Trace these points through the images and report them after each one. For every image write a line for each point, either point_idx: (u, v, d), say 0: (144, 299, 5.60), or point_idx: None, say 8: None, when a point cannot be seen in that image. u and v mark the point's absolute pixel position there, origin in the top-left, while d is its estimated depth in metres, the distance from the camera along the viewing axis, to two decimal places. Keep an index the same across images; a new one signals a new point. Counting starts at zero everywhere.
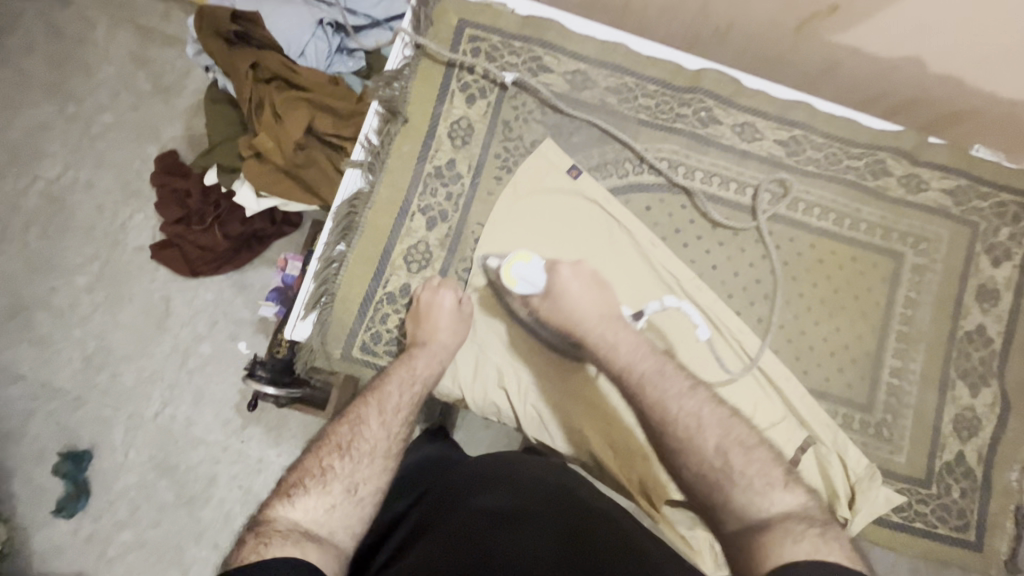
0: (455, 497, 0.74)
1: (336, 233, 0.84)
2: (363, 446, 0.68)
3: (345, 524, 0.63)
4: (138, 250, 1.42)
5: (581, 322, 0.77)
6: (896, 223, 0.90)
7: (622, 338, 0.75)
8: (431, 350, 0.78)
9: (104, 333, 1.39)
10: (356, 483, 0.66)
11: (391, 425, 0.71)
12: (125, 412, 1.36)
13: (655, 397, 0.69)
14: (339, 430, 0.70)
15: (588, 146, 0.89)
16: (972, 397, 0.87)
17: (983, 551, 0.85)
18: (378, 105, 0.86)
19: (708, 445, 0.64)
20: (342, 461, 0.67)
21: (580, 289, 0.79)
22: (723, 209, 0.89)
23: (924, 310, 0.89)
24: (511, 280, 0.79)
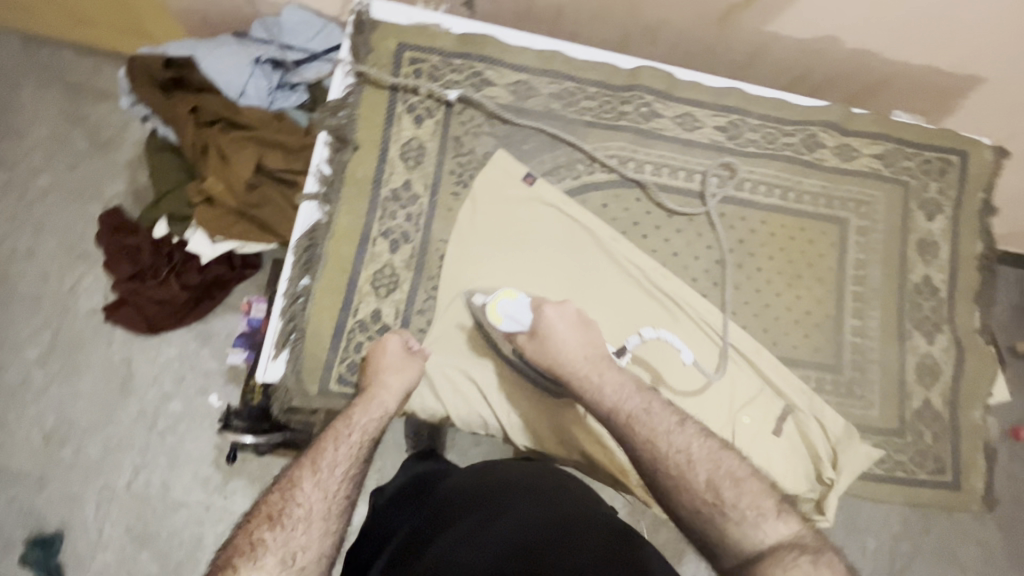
0: (444, 518, 0.73)
1: (297, 267, 0.83)
2: (297, 512, 0.65)
3: None
4: (90, 314, 1.36)
5: (568, 363, 0.78)
6: (835, 191, 0.95)
7: (608, 379, 0.76)
8: (373, 401, 0.76)
9: (63, 406, 1.32)
10: (291, 553, 0.62)
11: (328, 486, 0.68)
12: (95, 485, 1.29)
13: (646, 434, 0.70)
14: (272, 498, 0.66)
15: (540, 153, 0.91)
16: (929, 344, 0.92)
17: (962, 490, 0.89)
18: (326, 135, 0.86)
19: (699, 480, 0.66)
20: (275, 531, 0.63)
21: (568, 333, 0.79)
22: (676, 198, 0.92)
23: (873, 269, 0.94)
24: (496, 317, 0.79)
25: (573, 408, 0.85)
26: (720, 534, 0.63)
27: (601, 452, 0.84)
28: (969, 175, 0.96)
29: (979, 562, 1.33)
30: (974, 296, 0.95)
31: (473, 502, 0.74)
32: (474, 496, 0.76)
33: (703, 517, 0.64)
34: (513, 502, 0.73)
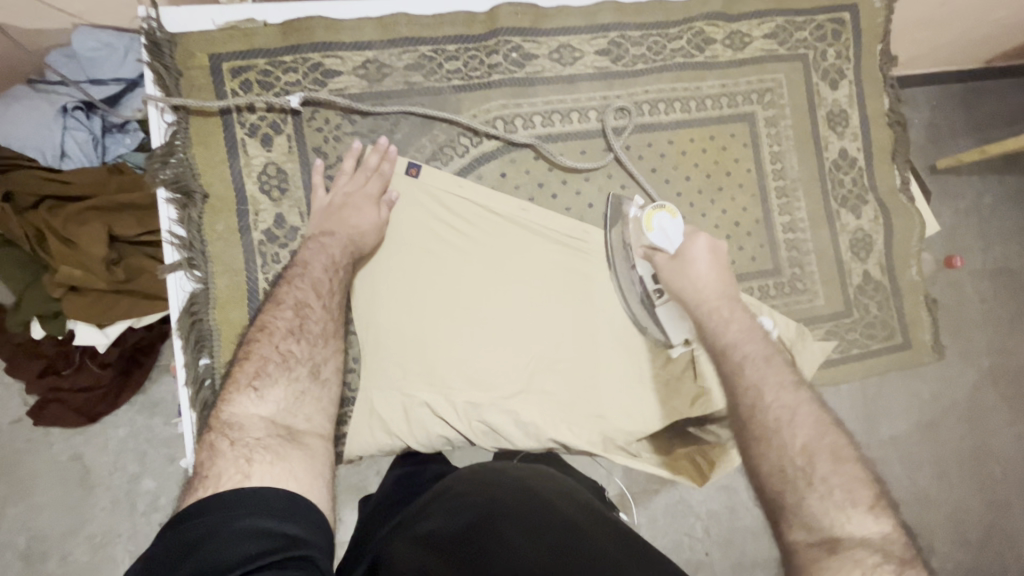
0: (442, 505, 0.64)
1: (190, 350, 0.72)
2: (299, 363, 0.64)
3: (315, 406, 0.63)
4: (15, 424, 1.21)
5: (699, 295, 0.74)
6: (736, 86, 0.88)
7: (738, 318, 0.72)
8: (325, 259, 0.71)
9: (28, 523, 1.20)
10: (298, 402, 0.61)
11: (329, 305, 0.69)
12: None
13: (751, 380, 0.65)
14: (257, 354, 0.63)
15: (416, 138, 0.80)
16: (857, 219, 0.91)
17: (911, 346, 0.92)
18: (165, 191, 0.72)
19: (795, 441, 0.59)
20: (281, 384, 0.62)
21: (705, 266, 0.76)
22: (575, 144, 0.84)
23: (790, 158, 0.90)
24: (649, 224, 0.78)
25: (535, 396, 0.81)
26: (798, 503, 0.55)
27: (569, 432, 0.80)
28: (863, 28, 0.91)
29: (937, 375, 1.42)
30: (891, 154, 0.92)
31: (477, 486, 0.66)
32: (484, 482, 0.67)
33: (785, 481, 0.57)
34: (541, 500, 0.65)
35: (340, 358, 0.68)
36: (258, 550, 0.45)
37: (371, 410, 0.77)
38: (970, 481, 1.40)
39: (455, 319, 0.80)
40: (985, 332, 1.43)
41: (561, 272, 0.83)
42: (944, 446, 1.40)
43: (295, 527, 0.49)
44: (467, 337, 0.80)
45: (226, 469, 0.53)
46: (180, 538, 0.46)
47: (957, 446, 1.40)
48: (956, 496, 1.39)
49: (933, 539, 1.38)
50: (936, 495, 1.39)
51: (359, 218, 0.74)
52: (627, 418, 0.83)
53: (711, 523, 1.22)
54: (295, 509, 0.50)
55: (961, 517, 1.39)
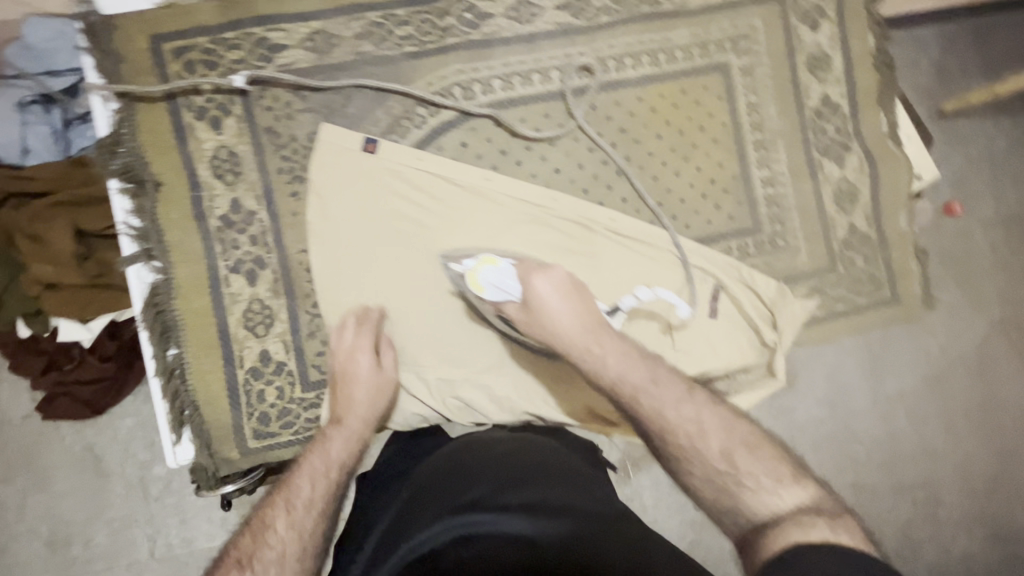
0: (434, 487, 0.63)
1: (155, 341, 0.72)
2: (309, 512, 0.64)
3: (297, 535, 0.62)
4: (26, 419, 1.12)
5: (563, 336, 0.71)
6: (707, 35, 0.83)
7: (609, 350, 0.71)
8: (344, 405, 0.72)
9: (49, 512, 1.11)
10: (284, 550, 0.60)
11: (350, 433, 0.71)
12: (121, 565, 1.12)
13: (650, 405, 0.67)
14: (280, 499, 0.64)
15: (370, 111, 0.77)
16: (841, 169, 0.87)
17: (900, 301, 0.89)
18: (117, 181, 0.71)
19: (711, 447, 0.63)
20: (290, 528, 0.62)
21: (559, 303, 0.72)
22: (538, 108, 0.80)
23: (769, 108, 0.85)
24: (479, 287, 0.74)
25: (510, 370, 0.79)
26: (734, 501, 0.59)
27: (545, 405, 0.79)
28: None
29: (945, 325, 1.29)
30: (877, 98, 0.87)
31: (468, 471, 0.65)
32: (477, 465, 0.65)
33: (718, 484, 0.61)
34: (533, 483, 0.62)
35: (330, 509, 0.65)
36: None
37: None
38: (980, 433, 1.29)
39: (429, 301, 0.78)
40: (1000, 281, 1.31)
41: (552, 240, 0.80)
42: (955, 401, 1.29)
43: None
44: (439, 314, 0.78)
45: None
46: None
47: (968, 398, 1.29)
48: (965, 448, 1.28)
49: (941, 492, 1.27)
50: (944, 449, 1.28)
51: (378, 324, 0.76)
52: None
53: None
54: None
55: (970, 470, 1.28)
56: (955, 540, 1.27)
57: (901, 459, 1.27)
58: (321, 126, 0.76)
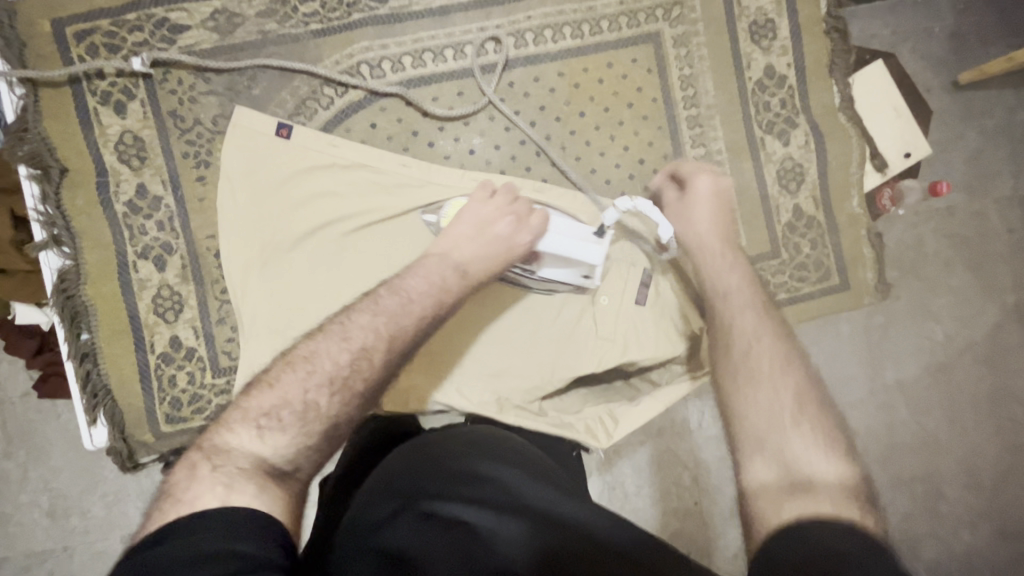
0: (387, 478, 0.53)
1: (67, 327, 0.73)
2: (358, 385, 0.52)
3: (356, 384, 0.52)
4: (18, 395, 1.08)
5: (699, 243, 0.70)
6: (636, 2, 0.77)
7: (735, 265, 0.67)
8: (425, 279, 0.61)
9: (50, 483, 1.07)
10: (341, 399, 0.51)
11: (441, 287, 0.61)
12: (115, 535, 1.08)
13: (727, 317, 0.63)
14: (336, 340, 0.54)
15: (274, 92, 0.75)
16: (785, 146, 0.80)
17: (850, 288, 0.83)
18: (25, 167, 0.71)
19: (762, 369, 0.57)
20: (335, 399, 0.51)
21: (706, 210, 0.71)
22: (451, 85, 0.76)
23: (704, 81, 0.79)
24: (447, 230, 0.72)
25: (423, 359, 0.78)
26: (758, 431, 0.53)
27: (457, 394, 0.77)
28: None
29: (950, 310, 1.15)
30: (827, 68, 0.80)
31: (426, 458, 0.55)
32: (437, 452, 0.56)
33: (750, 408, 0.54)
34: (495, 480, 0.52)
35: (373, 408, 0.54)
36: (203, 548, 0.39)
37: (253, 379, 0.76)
38: (987, 425, 1.16)
39: (356, 275, 0.75)
40: (1015, 264, 1.17)
41: None
42: (959, 390, 1.16)
43: (254, 544, 0.40)
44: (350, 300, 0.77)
45: (208, 471, 0.45)
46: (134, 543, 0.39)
47: (973, 388, 1.16)
48: (968, 441, 1.16)
49: (941, 484, 1.15)
50: (947, 442, 1.16)
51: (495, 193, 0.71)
52: (518, 376, 0.79)
53: (696, 471, 1.05)
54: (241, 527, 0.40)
55: (975, 461, 1.16)
56: (956, 537, 1.15)
57: (899, 450, 1.15)
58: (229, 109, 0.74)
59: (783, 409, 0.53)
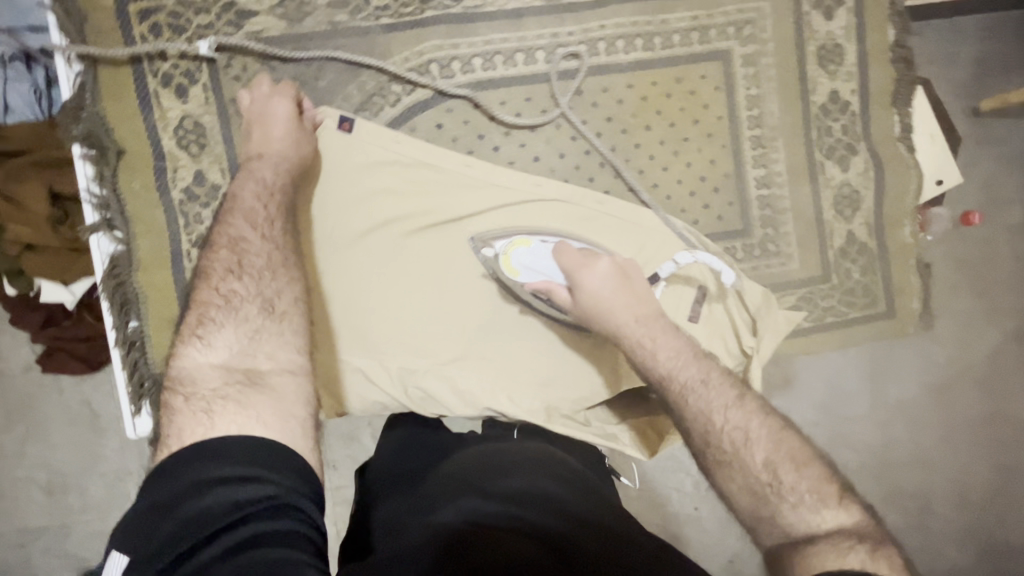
0: (438, 488, 0.60)
1: (115, 314, 0.71)
2: (258, 265, 0.61)
3: (259, 285, 0.60)
4: (27, 369, 1.06)
5: (615, 323, 0.69)
6: (709, 18, 0.77)
7: (662, 344, 0.67)
8: (255, 185, 0.66)
9: (47, 460, 1.06)
10: (269, 303, 0.60)
11: (268, 181, 0.67)
12: (116, 514, 1.06)
13: (696, 408, 0.62)
14: (225, 262, 0.61)
15: (342, 86, 0.74)
16: (844, 172, 0.81)
17: (894, 316, 0.84)
18: (80, 147, 0.68)
19: (756, 460, 0.58)
20: (255, 304, 0.59)
21: (610, 292, 0.69)
22: (519, 91, 0.76)
23: (769, 101, 0.79)
24: (513, 270, 0.74)
25: (474, 362, 0.78)
26: (771, 513, 0.55)
27: (509, 402, 0.77)
28: None
29: (966, 338, 1.18)
30: (890, 96, 0.80)
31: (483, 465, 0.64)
32: (486, 463, 0.64)
33: (756, 496, 0.57)
34: (553, 491, 0.60)
35: (296, 289, 0.62)
36: (241, 499, 0.45)
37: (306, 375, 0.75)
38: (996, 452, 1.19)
39: (423, 275, 0.76)
40: None
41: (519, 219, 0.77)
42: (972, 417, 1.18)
43: (284, 476, 0.48)
44: (403, 299, 0.76)
45: (182, 402, 0.53)
46: (166, 491, 0.46)
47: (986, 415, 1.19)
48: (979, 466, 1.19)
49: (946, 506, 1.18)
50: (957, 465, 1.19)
51: (264, 146, 0.68)
52: (569, 386, 0.79)
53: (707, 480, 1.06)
54: (274, 455, 0.49)
55: (964, 480, 1.17)
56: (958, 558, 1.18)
57: (909, 471, 1.18)
58: (264, 79, 0.71)
59: (759, 483, 0.57)
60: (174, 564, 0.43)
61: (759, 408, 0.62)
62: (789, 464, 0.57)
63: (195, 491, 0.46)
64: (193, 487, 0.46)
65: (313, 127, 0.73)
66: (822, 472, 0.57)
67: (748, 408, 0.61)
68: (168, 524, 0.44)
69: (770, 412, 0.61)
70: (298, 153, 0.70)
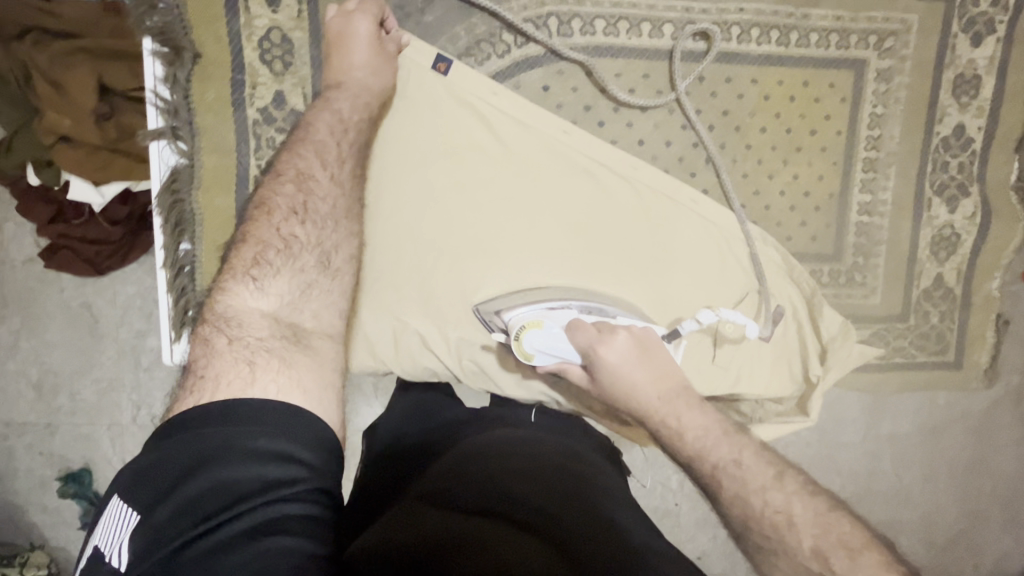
0: (471, 470, 0.56)
1: (168, 232, 0.65)
2: (323, 211, 0.55)
3: (322, 234, 0.55)
4: (29, 263, 0.99)
5: (637, 408, 0.63)
6: (852, 22, 0.71)
7: (689, 420, 0.60)
8: (331, 117, 0.60)
9: (41, 357, 1.00)
10: (328, 259, 0.55)
11: (347, 118, 0.60)
12: (105, 421, 1.00)
13: (733, 490, 0.55)
14: (290, 197, 0.55)
15: (450, 25, 0.67)
16: (950, 213, 0.77)
17: (961, 367, 0.82)
18: (151, 42, 0.61)
19: (802, 547, 0.50)
20: (312, 255, 0.54)
21: (635, 368, 0.64)
22: (637, 65, 0.69)
23: (893, 124, 0.74)
24: (525, 353, 0.66)
25: None
26: None
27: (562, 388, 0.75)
28: None
29: None
30: (1015, 141, 0.76)
31: (521, 456, 0.60)
32: (526, 454, 0.60)
33: None
34: (603, 499, 0.56)
35: (355, 246, 0.57)
36: (271, 476, 0.41)
37: (360, 330, 0.71)
38: None
39: (490, 238, 0.71)
40: None
41: (600, 202, 0.71)
42: None
43: (318, 458, 0.43)
44: (473, 263, 0.71)
45: (225, 346, 0.47)
46: (185, 450, 0.41)
47: None
48: None
49: None
50: None
51: (346, 77, 0.62)
52: None
53: None
54: (312, 433, 0.44)
55: None
56: None
57: None
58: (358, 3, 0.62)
59: (808, 574, 0.49)
60: (185, 537, 0.38)
61: (801, 489, 0.54)
62: (845, 555, 0.49)
63: (221, 455, 0.41)
64: (221, 449, 0.41)
65: (398, 49, 0.65)
66: (881, 557, 0.49)
67: (788, 489, 0.54)
68: (191, 487, 0.40)
69: (813, 490, 0.54)
70: (379, 88, 0.63)
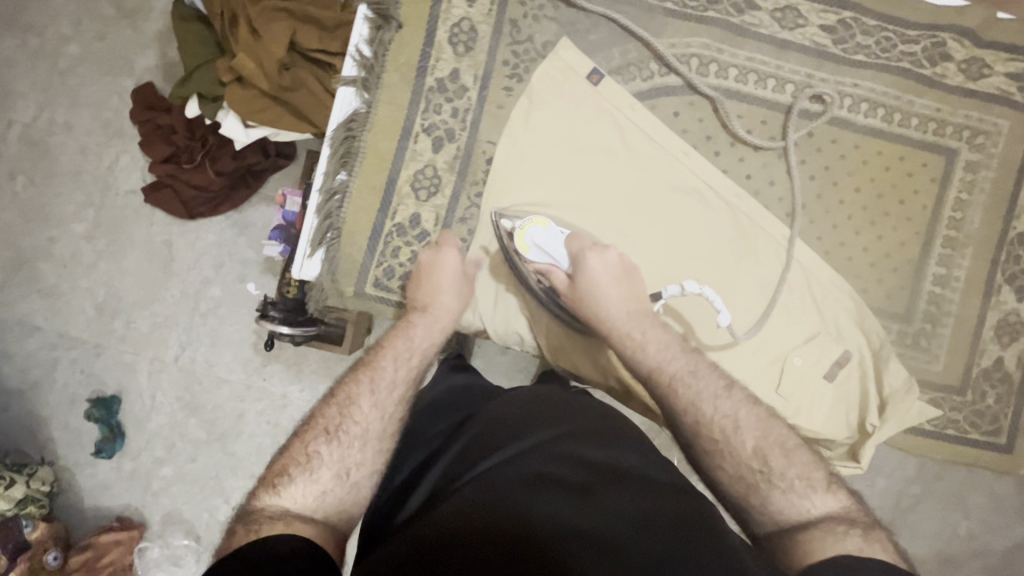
0: (487, 444, 0.59)
1: (334, 160, 0.76)
2: (353, 429, 0.61)
3: (357, 426, 0.61)
4: (130, 195, 1.08)
5: (606, 320, 0.70)
6: (949, 115, 0.81)
7: (651, 337, 0.68)
8: (396, 352, 0.69)
9: (111, 281, 1.07)
10: (349, 465, 0.59)
11: (408, 367, 0.68)
12: (147, 355, 1.07)
13: (687, 399, 0.63)
14: (333, 410, 0.62)
15: (608, 46, 0.79)
16: (1019, 302, 0.83)
17: (1012, 453, 0.85)
18: (366, 9, 0.75)
19: (745, 445, 0.59)
20: (332, 445, 0.59)
21: (609, 284, 0.70)
22: (758, 111, 0.80)
23: (974, 211, 0.82)
24: (524, 245, 0.73)
25: None
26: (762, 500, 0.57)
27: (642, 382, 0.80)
28: None
29: None
30: None
31: (539, 423, 0.62)
32: (524, 413, 0.64)
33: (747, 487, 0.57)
34: (614, 457, 0.58)
35: (381, 460, 0.61)
36: None
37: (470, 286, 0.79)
38: None
39: (608, 227, 0.79)
40: None
41: (696, 217, 0.79)
42: None
43: None
44: None
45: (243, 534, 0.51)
46: None
47: None
48: None
49: None
50: None
51: (431, 303, 0.74)
52: None
53: None
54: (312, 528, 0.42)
55: None
56: None
57: None
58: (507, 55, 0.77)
59: (749, 469, 0.58)
60: None
61: (745, 398, 0.63)
62: (781, 453, 0.58)
63: None
64: None
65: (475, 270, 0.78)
66: (811, 458, 0.59)
67: (735, 398, 0.62)
68: None
69: (756, 401, 0.63)
70: (438, 333, 0.73)
